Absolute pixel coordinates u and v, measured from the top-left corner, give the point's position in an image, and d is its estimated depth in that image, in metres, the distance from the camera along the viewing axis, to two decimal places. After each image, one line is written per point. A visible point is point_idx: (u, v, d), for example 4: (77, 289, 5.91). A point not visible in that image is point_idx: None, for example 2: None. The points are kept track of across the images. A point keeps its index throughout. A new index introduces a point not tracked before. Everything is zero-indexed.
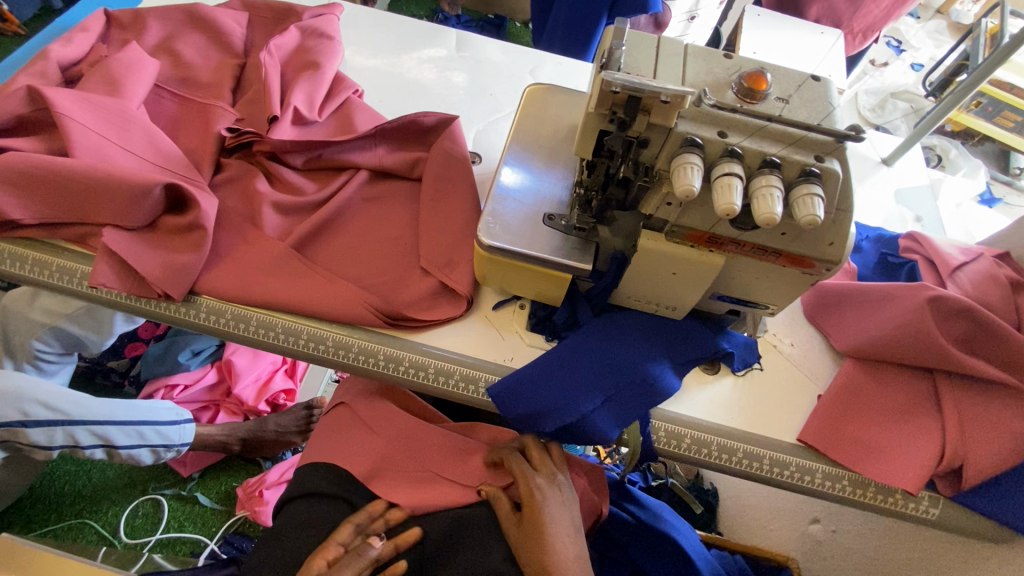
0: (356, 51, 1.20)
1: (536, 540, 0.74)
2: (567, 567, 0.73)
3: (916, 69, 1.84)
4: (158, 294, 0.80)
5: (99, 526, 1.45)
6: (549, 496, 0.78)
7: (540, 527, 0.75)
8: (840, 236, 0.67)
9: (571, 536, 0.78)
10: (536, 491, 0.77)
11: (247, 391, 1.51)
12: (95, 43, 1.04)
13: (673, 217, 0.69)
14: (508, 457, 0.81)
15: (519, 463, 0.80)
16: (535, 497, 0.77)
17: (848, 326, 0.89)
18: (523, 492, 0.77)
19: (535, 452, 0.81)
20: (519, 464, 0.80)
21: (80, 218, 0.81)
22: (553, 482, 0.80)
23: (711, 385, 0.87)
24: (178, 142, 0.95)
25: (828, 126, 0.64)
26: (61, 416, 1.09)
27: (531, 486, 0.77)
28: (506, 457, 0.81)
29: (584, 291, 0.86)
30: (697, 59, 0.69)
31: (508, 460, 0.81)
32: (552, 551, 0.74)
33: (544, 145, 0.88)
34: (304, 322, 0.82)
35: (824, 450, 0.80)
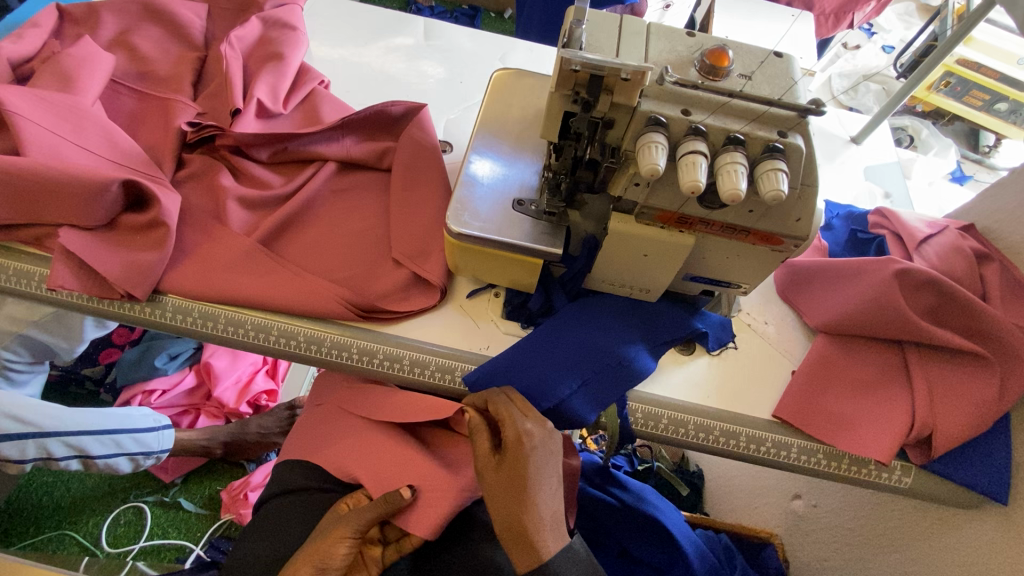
0: (323, 42, 1.18)
1: (516, 493, 0.68)
2: (541, 525, 0.68)
3: (888, 52, 1.84)
4: (121, 295, 0.78)
5: (80, 537, 1.42)
6: (538, 445, 0.70)
7: (522, 480, 0.68)
8: (807, 212, 0.67)
9: (553, 490, 0.71)
10: (523, 438, 0.69)
11: (227, 394, 1.49)
12: (48, 39, 1.00)
13: (642, 198, 0.68)
14: (493, 399, 0.72)
15: (506, 405, 0.71)
16: (523, 444, 0.69)
17: (819, 302, 0.90)
18: (509, 440, 0.69)
19: (521, 399, 0.73)
20: (507, 407, 0.70)
21: (35, 219, 0.78)
22: (544, 428, 0.71)
23: (687, 365, 0.88)
24: (137, 139, 0.93)
25: (790, 101, 0.64)
26: (32, 428, 1.06)
27: (519, 432, 0.69)
28: (493, 397, 0.72)
29: (558, 277, 0.86)
30: (660, 38, 0.68)
31: (492, 402, 0.72)
32: (532, 509, 0.68)
33: (513, 131, 0.87)
34: (274, 318, 0.81)
35: (799, 425, 0.82)
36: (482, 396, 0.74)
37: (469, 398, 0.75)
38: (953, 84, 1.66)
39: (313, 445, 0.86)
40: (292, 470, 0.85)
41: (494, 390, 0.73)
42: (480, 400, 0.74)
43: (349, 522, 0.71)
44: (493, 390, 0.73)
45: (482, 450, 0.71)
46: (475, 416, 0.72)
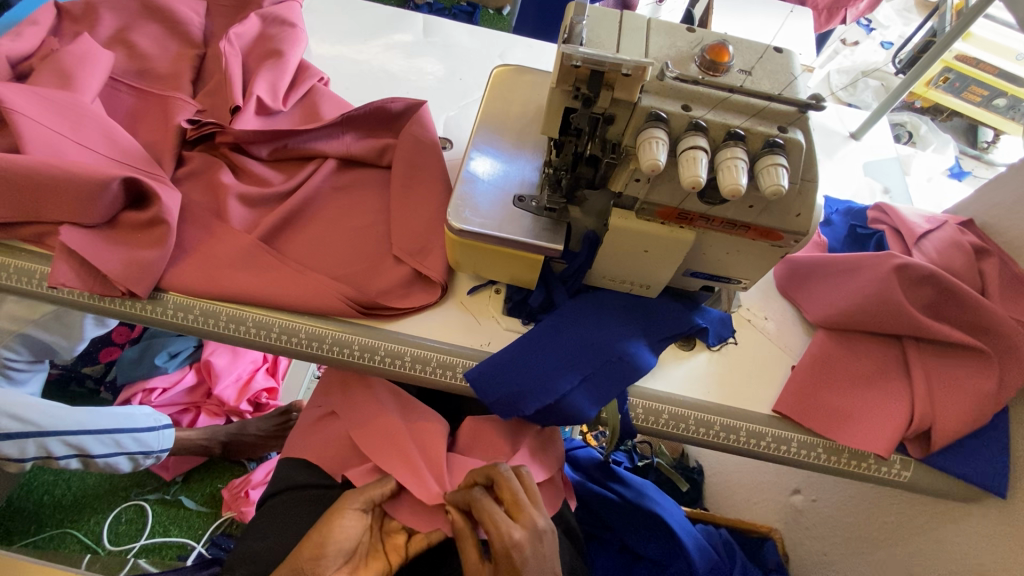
0: (322, 39, 1.18)
1: None
2: None
3: (887, 47, 1.84)
4: (123, 292, 0.78)
5: (82, 535, 1.42)
6: (530, 554, 0.68)
7: None
8: (806, 207, 0.67)
9: None
10: (511, 549, 0.67)
11: (227, 392, 1.49)
12: (46, 36, 1.00)
13: (642, 193, 0.68)
14: (476, 501, 0.71)
15: (490, 507, 0.70)
16: (512, 556, 0.67)
17: (818, 297, 0.90)
18: (495, 550, 0.68)
19: (509, 492, 0.73)
20: (492, 513, 0.70)
21: (35, 216, 0.78)
22: (535, 535, 0.70)
23: (687, 361, 0.88)
24: (138, 136, 0.93)
25: (790, 96, 0.64)
26: (32, 428, 1.06)
27: (507, 543, 0.68)
28: (473, 500, 0.72)
29: (559, 272, 0.86)
30: (661, 33, 0.68)
31: (475, 506, 0.71)
32: None
33: (513, 127, 0.87)
34: (275, 315, 0.81)
35: (798, 420, 0.82)
36: (464, 495, 0.73)
37: (451, 495, 0.76)
38: (952, 80, 1.66)
39: (314, 443, 0.86)
40: (293, 466, 0.86)
41: (475, 491, 0.72)
42: (464, 500, 0.74)
43: (351, 493, 0.75)
44: (475, 491, 0.73)
45: (467, 557, 0.70)
46: (459, 520, 0.73)
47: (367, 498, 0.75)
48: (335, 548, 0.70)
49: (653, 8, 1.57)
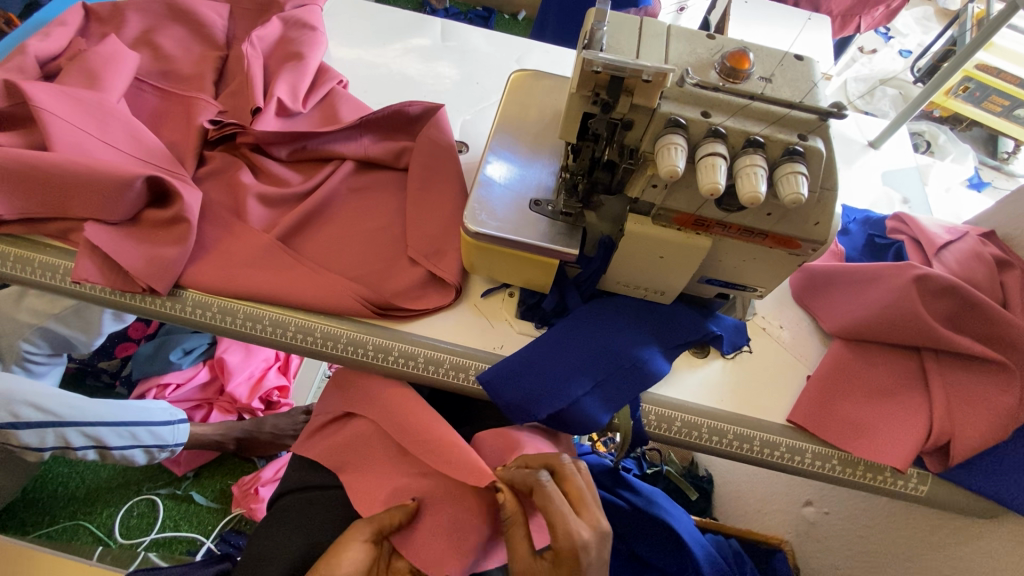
0: (341, 42, 1.19)
1: None
2: None
3: (905, 56, 1.82)
4: (143, 289, 0.79)
5: (94, 528, 1.44)
6: (592, 554, 0.66)
7: None
8: (825, 216, 0.67)
9: None
10: (579, 548, 0.65)
11: (240, 389, 1.51)
12: (74, 37, 1.02)
13: (659, 200, 0.68)
14: (542, 487, 0.69)
15: (557, 497, 0.68)
16: (577, 557, 0.65)
17: (835, 307, 0.89)
18: (559, 544, 0.66)
19: (572, 485, 0.72)
20: (558, 507, 0.67)
21: (61, 213, 0.80)
22: (598, 535, 0.68)
23: (701, 368, 0.87)
24: (161, 136, 0.94)
25: (811, 104, 0.63)
26: (52, 418, 1.08)
27: (574, 539, 0.66)
28: (537, 484, 0.69)
29: (573, 277, 0.85)
30: (681, 40, 0.68)
31: (538, 492, 0.69)
32: None
33: (529, 131, 0.87)
34: (291, 314, 0.82)
35: (813, 430, 0.81)
36: (526, 477, 0.71)
37: (503, 473, 0.74)
38: (972, 89, 1.64)
39: (326, 442, 0.87)
40: (305, 468, 0.87)
41: (540, 474, 0.70)
42: (524, 483, 0.71)
43: (360, 522, 0.72)
44: (539, 474, 0.70)
45: (520, 544, 0.69)
46: (511, 503, 0.71)
47: (378, 527, 0.72)
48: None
49: (671, 15, 1.57)
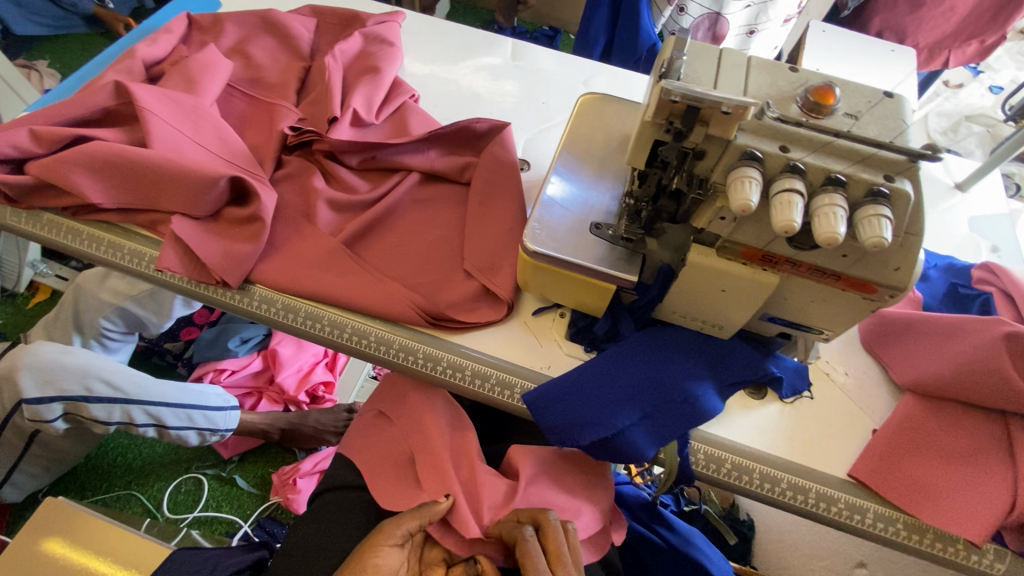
0: (416, 57, 1.23)
1: None
2: None
3: (996, 92, 1.69)
4: (217, 281, 0.84)
5: (145, 499, 1.53)
6: None
7: None
8: (907, 262, 0.63)
9: None
10: None
11: (289, 381, 1.57)
12: (177, 44, 1.11)
13: (726, 232, 0.66)
14: (523, 539, 0.73)
15: (534, 552, 0.72)
16: None
17: (910, 358, 0.84)
18: None
19: (554, 544, 0.74)
20: (534, 557, 0.71)
21: (152, 205, 0.86)
22: None
23: (757, 410, 0.83)
24: (245, 139, 1.00)
25: (902, 144, 0.60)
26: (120, 394, 1.16)
27: None
28: (518, 538, 0.73)
29: (628, 303, 0.82)
30: (761, 72, 0.66)
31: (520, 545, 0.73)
32: None
33: (594, 153, 0.87)
34: (349, 317, 0.85)
35: (876, 488, 0.76)
36: (511, 530, 0.76)
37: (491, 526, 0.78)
38: None
39: (369, 445, 0.89)
40: (347, 466, 0.90)
41: (522, 529, 0.74)
42: (509, 535, 0.76)
43: (387, 527, 0.75)
44: (523, 529, 0.74)
45: None
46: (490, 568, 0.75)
47: (404, 531, 0.75)
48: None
49: (740, 39, 1.53)
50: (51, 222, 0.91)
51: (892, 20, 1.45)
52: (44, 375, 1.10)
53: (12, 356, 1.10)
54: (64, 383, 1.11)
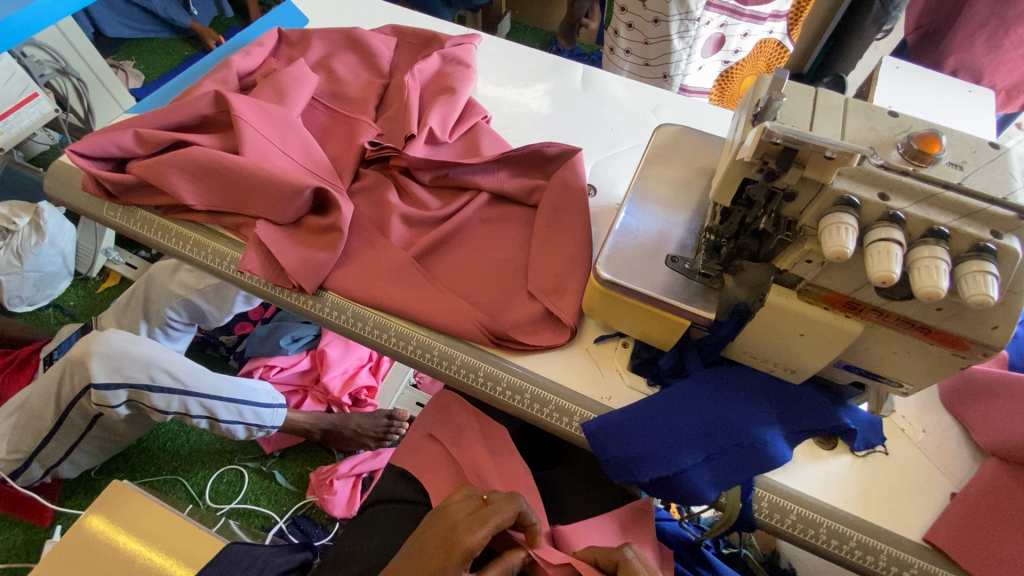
0: (487, 78, 1.26)
1: None
2: None
3: None
4: (293, 286, 0.88)
5: (189, 486, 1.59)
6: None
7: None
8: (1007, 321, 0.60)
9: None
10: None
11: (334, 382, 1.60)
12: (267, 56, 1.17)
13: (810, 275, 0.65)
14: (627, 561, 0.71)
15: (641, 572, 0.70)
16: None
17: (993, 420, 0.79)
18: None
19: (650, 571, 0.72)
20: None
21: (239, 209, 0.91)
22: None
23: (825, 461, 0.80)
24: (325, 149, 1.05)
25: (1013, 200, 0.57)
26: (180, 385, 1.21)
27: None
28: (624, 561, 0.71)
29: (696, 339, 0.81)
30: (859, 115, 0.65)
31: (623, 567, 0.70)
32: None
33: (669, 185, 0.87)
34: (415, 330, 0.87)
35: (955, 557, 0.72)
36: (609, 554, 0.73)
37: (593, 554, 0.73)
38: None
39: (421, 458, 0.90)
40: (399, 479, 0.91)
41: (625, 551, 0.72)
42: (605, 559, 0.73)
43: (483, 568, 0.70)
44: (626, 552, 0.72)
45: None
46: None
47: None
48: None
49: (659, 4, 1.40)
50: (144, 218, 0.96)
51: (969, 59, 1.31)
52: (113, 362, 1.15)
53: (85, 342, 1.16)
54: (131, 371, 1.17)
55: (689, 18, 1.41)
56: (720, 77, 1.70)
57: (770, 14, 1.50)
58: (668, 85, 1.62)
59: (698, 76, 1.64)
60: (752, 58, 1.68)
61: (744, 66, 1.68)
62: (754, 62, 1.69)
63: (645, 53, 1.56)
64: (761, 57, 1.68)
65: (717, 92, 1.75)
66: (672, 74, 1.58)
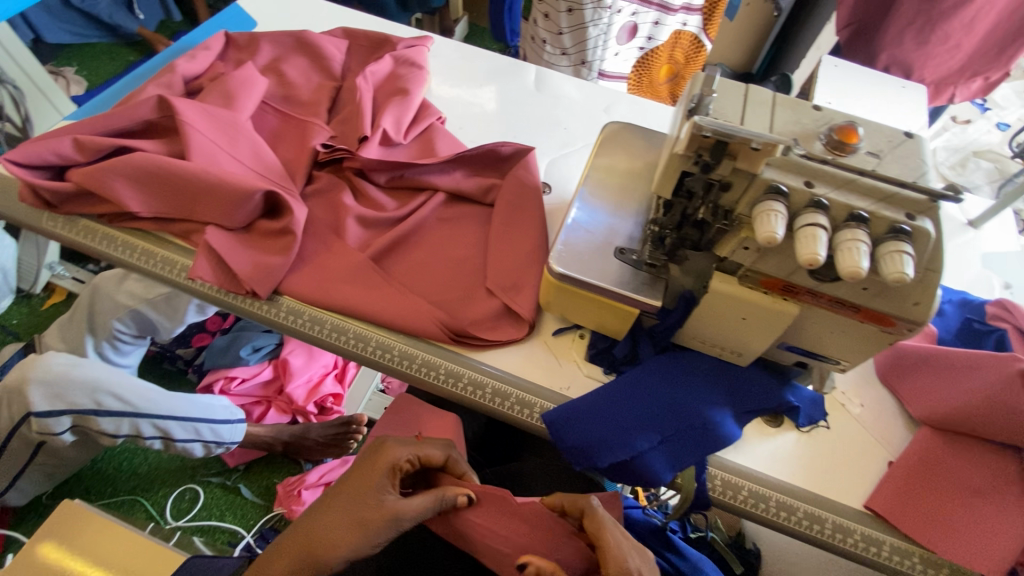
0: (442, 80, 1.27)
1: None
2: None
3: (1005, 129, 1.61)
4: (246, 291, 0.87)
5: (148, 505, 1.53)
6: None
7: None
8: (926, 297, 0.65)
9: None
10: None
11: (298, 391, 1.58)
12: (214, 60, 1.15)
13: (748, 261, 0.68)
14: (592, 508, 0.72)
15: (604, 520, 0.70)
16: None
17: (926, 392, 0.84)
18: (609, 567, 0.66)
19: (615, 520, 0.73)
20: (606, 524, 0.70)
21: (187, 215, 0.89)
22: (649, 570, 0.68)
23: (773, 438, 0.84)
24: (277, 154, 1.03)
25: (923, 184, 0.62)
26: (129, 408, 1.18)
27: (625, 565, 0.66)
28: (589, 508, 0.72)
29: (648, 326, 0.84)
30: (786, 109, 0.68)
31: (589, 513, 0.71)
32: None
33: (618, 180, 0.89)
34: (373, 331, 0.87)
35: (893, 521, 0.76)
36: (575, 503, 0.74)
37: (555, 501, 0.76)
38: None
39: None
40: None
41: (590, 499, 0.73)
42: (573, 508, 0.74)
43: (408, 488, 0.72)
44: (590, 500, 0.73)
45: None
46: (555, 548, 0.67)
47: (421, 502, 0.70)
48: (406, 507, 0.69)
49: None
50: (87, 228, 0.93)
51: (900, 56, 1.38)
52: (54, 389, 1.11)
53: (24, 366, 1.11)
54: (74, 397, 1.13)
55: (600, 6, 1.51)
56: (637, 61, 1.77)
57: (681, 6, 1.55)
58: (587, 71, 1.72)
59: (616, 61, 1.74)
60: (669, 47, 1.72)
61: (662, 52, 1.73)
62: (669, 51, 1.74)
63: (561, 43, 1.65)
64: (678, 48, 1.73)
65: (635, 78, 1.82)
66: (590, 60, 1.68)
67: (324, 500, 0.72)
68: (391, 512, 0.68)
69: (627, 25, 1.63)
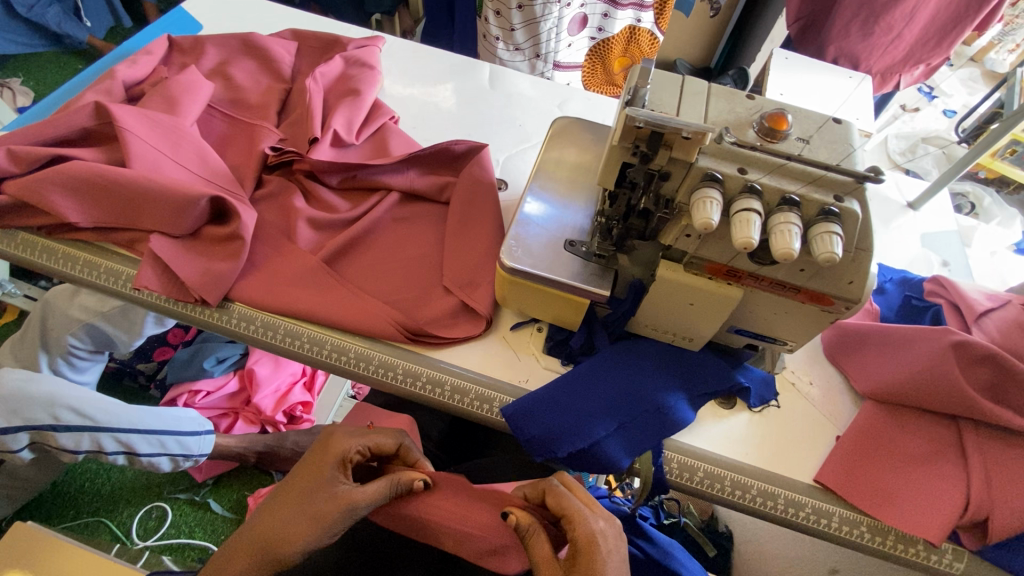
0: (395, 80, 1.27)
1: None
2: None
3: (950, 116, 1.69)
4: (196, 299, 0.85)
5: (113, 526, 1.48)
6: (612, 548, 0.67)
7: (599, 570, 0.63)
8: (859, 275, 0.67)
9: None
10: (597, 537, 0.67)
11: (265, 401, 1.54)
12: (157, 65, 1.12)
13: (692, 248, 0.70)
14: (554, 485, 0.72)
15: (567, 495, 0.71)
16: (598, 543, 0.66)
17: (869, 367, 0.87)
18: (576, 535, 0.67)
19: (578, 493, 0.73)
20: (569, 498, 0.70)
21: (131, 224, 0.87)
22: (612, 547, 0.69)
23: (727, 419, 0.87)
24: (225, 159, 1.01)
25: (848, 166, 0.65)
26: (90, 423, 1.13)
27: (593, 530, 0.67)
28: (550, 485, 0.72)
29: (602, 317, 0.87)
30: (720, 99, 0.71)
31: (550, 491, 0.72)
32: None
33: (568, 174, 0.91)
34: (329, 334, 0.86)
35: (841, 493, 0.79)
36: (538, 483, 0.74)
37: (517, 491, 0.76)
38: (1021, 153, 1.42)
39: None
40: None
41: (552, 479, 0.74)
42: (536, 490, 0.74)
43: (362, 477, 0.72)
44: (551, 480, 0.73)
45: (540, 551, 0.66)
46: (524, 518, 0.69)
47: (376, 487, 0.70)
48: (361, 495, 0.68)
49: None
50: (26, 241, 0.90)
51: (847, 48, 1.42)
52: (8, 405, 1.05)
53: None
54: (29, 412, 1.07)
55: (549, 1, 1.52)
56: (590, 51, 1.78)
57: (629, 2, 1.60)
58: (542, 64, 1.74)
59: (570, 52, 1.74)
60: (623, 41, 1.76)
61: (614, 45, 1.76)
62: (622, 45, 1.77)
63: (514, 39, 1.66)
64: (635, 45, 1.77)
65: (590, 65, 1.83)
66: (544, 53, 1.69)
67: (275, 499, 0.70)
68: (346, 501, 0.67)
69: (578, 17, 1.65)
